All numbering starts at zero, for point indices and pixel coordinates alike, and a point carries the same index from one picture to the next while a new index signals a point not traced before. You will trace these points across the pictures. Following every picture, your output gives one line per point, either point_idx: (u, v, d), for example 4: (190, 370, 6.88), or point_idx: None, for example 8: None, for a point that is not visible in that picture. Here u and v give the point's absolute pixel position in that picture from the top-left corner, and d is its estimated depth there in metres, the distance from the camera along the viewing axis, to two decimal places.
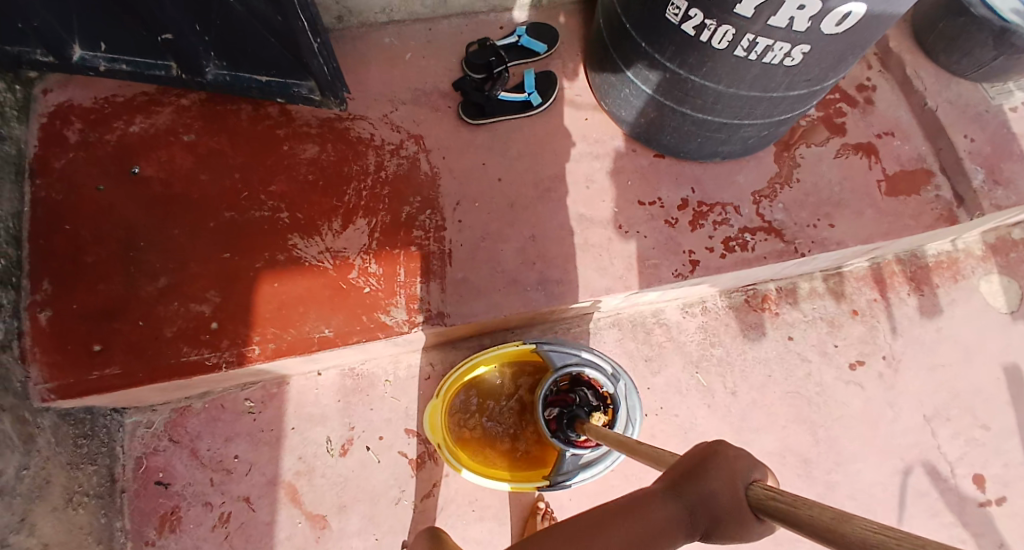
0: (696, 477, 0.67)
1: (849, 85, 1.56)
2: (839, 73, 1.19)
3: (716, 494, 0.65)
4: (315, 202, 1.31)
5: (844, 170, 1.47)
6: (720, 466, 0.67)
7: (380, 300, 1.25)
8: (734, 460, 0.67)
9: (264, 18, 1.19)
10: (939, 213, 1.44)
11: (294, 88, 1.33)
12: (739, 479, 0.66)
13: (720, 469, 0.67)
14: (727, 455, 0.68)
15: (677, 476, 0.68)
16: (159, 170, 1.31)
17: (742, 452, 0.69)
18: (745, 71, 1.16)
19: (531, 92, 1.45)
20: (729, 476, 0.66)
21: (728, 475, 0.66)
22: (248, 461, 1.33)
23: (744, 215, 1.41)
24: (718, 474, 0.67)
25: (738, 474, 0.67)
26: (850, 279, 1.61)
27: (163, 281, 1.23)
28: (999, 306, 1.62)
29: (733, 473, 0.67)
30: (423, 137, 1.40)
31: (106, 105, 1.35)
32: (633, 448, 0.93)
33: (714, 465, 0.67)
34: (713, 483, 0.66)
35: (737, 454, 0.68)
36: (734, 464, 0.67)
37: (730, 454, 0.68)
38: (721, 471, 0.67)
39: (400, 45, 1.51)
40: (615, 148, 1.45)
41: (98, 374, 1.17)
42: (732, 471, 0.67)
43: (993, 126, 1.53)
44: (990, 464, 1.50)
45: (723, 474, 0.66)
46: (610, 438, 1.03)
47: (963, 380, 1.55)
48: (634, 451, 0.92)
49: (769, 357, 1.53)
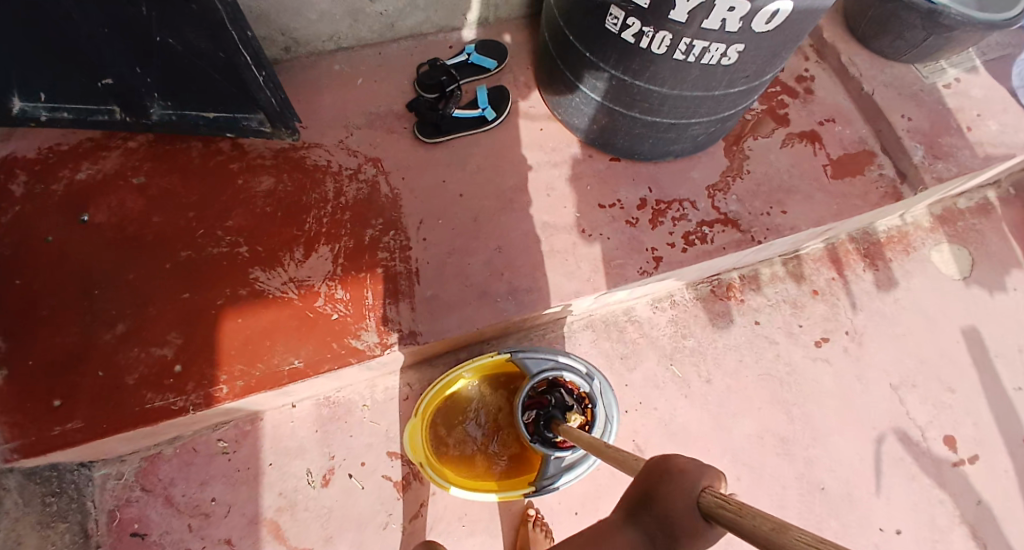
0: (650, 502, 0.69)
1: (788, 77, 1.62)
2: (774, 68, 1.23)
3: (677, 511, 0.67)
4: (275, 233, 1.30)
5: (792, 156, 1.52)
6: (674, 482, 0.68)
7: (350, 325, 1.24)
8: (687, 474, 0.68)
9: (206, 56, 1.18)
10: (885, 190, 1.50)
11: (243, 122, 1.32)
12: (691, 491, 0.67)
13: (672, 487, 0.68)
14: (674, 471, 0.69)
15: (635, 501, 0.71)
16: (110, 216, 1.28)
17: (688, 462, 0.70)
18: (686, 73, 1.20)
19: (485, 107, 1.47)
20: (681, 494, 0.68)
21: (682, 491, 0.68)
22: (225, 503, 1.31)
23: (700, 209, 1.44)
24: (671, 493, 0.68)
25: (688, 489, 0.68)
26: (807, 261, 1.66)
27: (121, 327, 1.21)
28: (953, 274, 1.68)
29: (684, 490, 0.68)
30: (380, 159, 1.41)
31: (50, 154, 1.32)
32: (601, 450, 0.95)
33: (666, 487, 0.69)
34: (668, 505, 0.68)
35: (684, 469, 0.69)
36: (681, 480, 0.68)
37: (678, 467, 0.69)
38: (674, 487, 0.68)
39: (351, 71, 1.51)
40: (572, 155, 1.47)
41: (60, 429, 1.14)
42: (687, 485, 0.68)
43: (929, 104, 1.59)
44: (961, 425, 1.55)
45: (677, 493, 0.68)
46: (582, 439, 1.05)
47: (926, 347, 1.61)
48: (602, 454, 0.94)
49: (739, 343, 1.57)
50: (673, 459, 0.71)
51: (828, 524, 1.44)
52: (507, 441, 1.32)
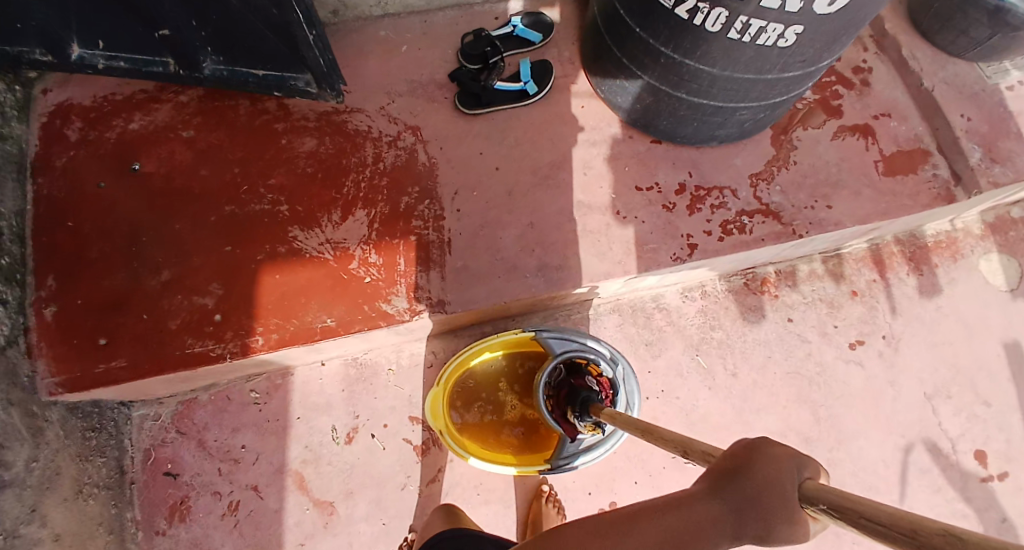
0: (738, 477, 0.67)
1: (844, 68, 1.56)
2: (832, 54, 1.19)
3: (774, 490, 0.65)
4: (314, 194, 1.32)
5: (841, 151, 1.48)
6: (771, 462, 0.66)
7: (381, 289, 1.26)
8: (788, 457, 0.66)
9: (260, 12, 1.19)
10: (937, 193, 1.45)
11: (291, 81, 1.33)
12: (791, 472, 0.65)
13: (767, 466, 0.66)
14: (773, 450, 0.67)
15: (721, 475, 0.69)
16: (160, 166, 1.32)
17: (792, 450, 0.67)
18: (739, 53, 1.17)
19: (527, 81, 1.46)
20: (782, 479, 0.65)
21: (778, 472, 0.65)
22: (255, 451, 1.35)
23: (741, 197, 1.42)
24: (766, 473, 0.66)
25: (789, 473, 0.65)
26: (848, 261, 1.62)
27: (166, 275, 1.25)
28: (998, 284, 1.62)
29: (782, 471, 0.65)
30: (419, 127, 1.42)
31: (105, 103, 1.36)
32: (658, 434, 0.92)
33: (761, 467, 0.66)
34: (760, 484, 0.65)
35: (785, 454, 0.66)
36: (786, 459, 0.66)
37: (767, 461, 0.66)
38: (772, 466, 0.66)
39: (396, 38, 1.52)
40: (612, 135, 1.46)
41: (104, 367, 1.19)
42: (786, 467, 0.65)
43: (990, 104, 1.53)
44: (993, 440, 1.51)
45: (774, 471, 0.65)
46: (623, 421, 1.03)
47: (964, 358, 1.56)
48: (658, 438, 0.90)
49: (770, 339, 1.54)
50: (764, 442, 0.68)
51: None
52: (529, 416, 1.34)
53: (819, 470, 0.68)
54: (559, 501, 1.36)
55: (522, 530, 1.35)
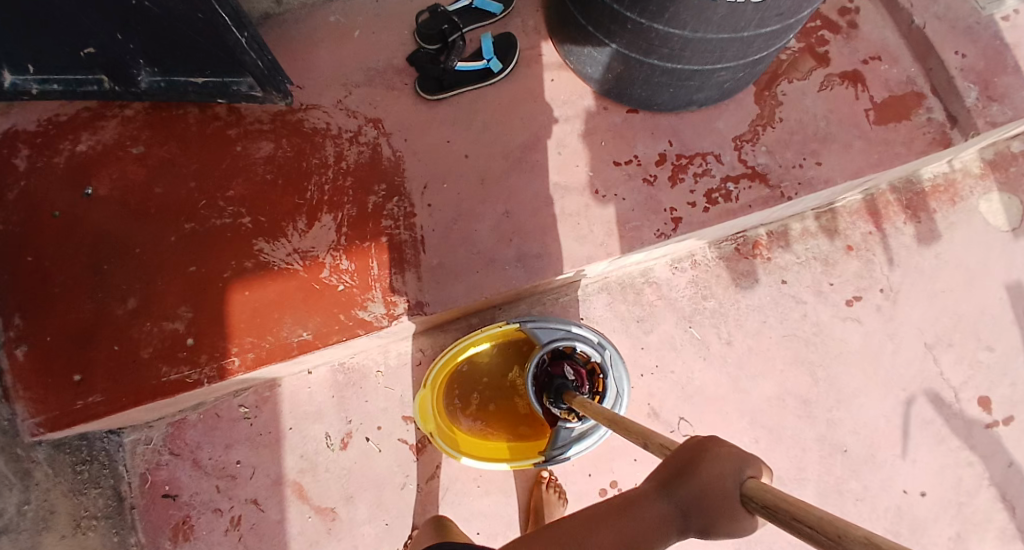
0: (686, 476, 0.72)
1: (830, 10, 1.46)
2: (812, 4, 1.09)
3: (715, 488, 0.70)
4: (277, 202, 1.26)
5: (829, 102, 1.39)
6: (715, 461, 0.71)
7: (356, 296, 1.22)
8: (731, 456, 0.71)
9: (185, 18, 1.11)
10: (932, 137, 1.36)
11: (234, 87, 1.26)
12: (732, 473, 0.70)
13: (712, 466, 0.71)
14: (718, 451, 0.71)
15: (670, 474, 0.74)
16: (114, 189, 1.26)
17: (737, 449, 0.72)
18: (710, 13, 1.07)
19: (490, 58, 1.37)
20: (724, 478, 0.70)
21: (720, 472, 0.70)
22: (250, 465, 1.35)
23: (724, 162, 1.35)
24: (710, 473, 0.71)
25: (730, 472, 0.70)
26: (842, 215, 1.55)
27: (133, 302, 1.21)
28: (1000, 225, 1.56)
29: (724, 471, 0.70)
30: (381, 119, 1.34)
31: (50, 126, 1.28)
32: (621, 425, 0.95)
33: (707, 467, 0.71)
34: (704, 483, 0.70)
35: (728, 453, 0.71)
36: (729, 460, 0.71)
37: (712, 462, 0.71)
38: (715, 466, 0.71)
39: (347, 22, 1.42)
40: (585, 108, 1.38)
41: (83, 403, 1.16)
42: (728, 467, 0.70)
43: (987, 37, 1.43)
44: (997, 386, 1.48)
45: (716, 470, 0.70)
46: (596, 411, 1.04)
47: (965, 305, 1.52)
48: (620, 427, 0.95)
49: (764, 303, 1.50)
50: (713, 441, 0.73)
51: (849, 486, 1.43)
52: (520, 408, 1.32)
53: (762, 468, 0.73)
54: (560, 485, 1.36)
55: (524, 517, 1.35)
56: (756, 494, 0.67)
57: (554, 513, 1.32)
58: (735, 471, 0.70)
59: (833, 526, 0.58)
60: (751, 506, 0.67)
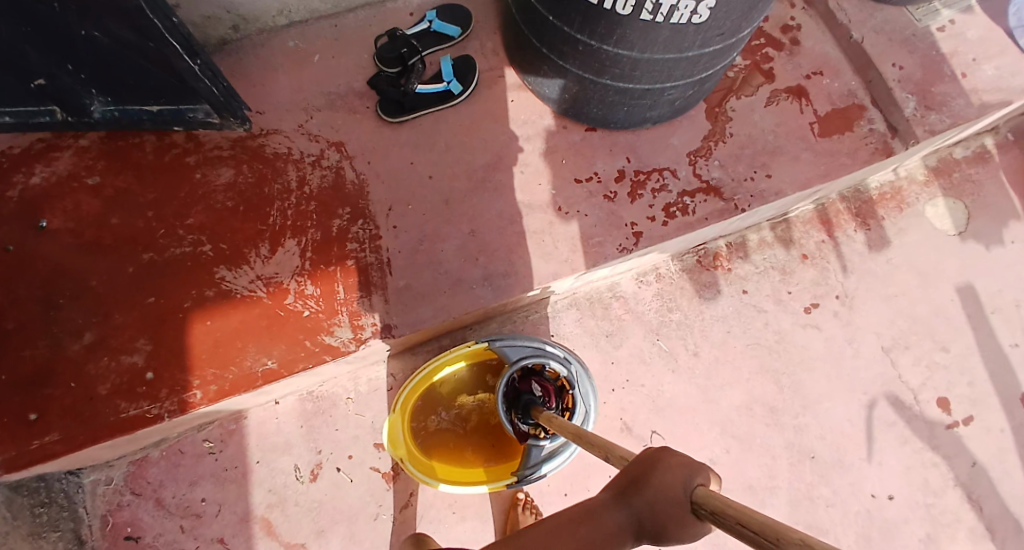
0: (640, 486, 0.74)
1: (773, 29, 1.53)
2: (751, 23, 1.15)
3: (666, 498, 0.72)
4: (238, 229, 1.24)
5: (778, 116, 1.44)
6: (666, 471, 0.73)
7: (322, 321, 1.20)
8: (682, 465, 0.73)
9: (134, 46, 1.10)
10: (876, 147, 1.43)
11: (189, 113, 1.26)
12: (683, 482, 0.72)
13: (664, 477, 0.73)
14: (670, 461, 0.74)
15: (625, 484, 0.76)
16: (68, 221, 1.22)
17: (686, 458, 0.74)
18: (655, 35, 1.11)
19: (450, 80, 1.39)
20: (675, 486, 0.72)
21: (671, 483, 0.72)
22: (216, 502, 1.30)
23: (681, 177, 1.38)
24: (663, 482, 0.73)
25: (680, 482, 0.72)
26: (797, 225, 1.60)
27: (89, 336, 1.17)
28: (946, 228, 1.63)
29: (676, 480, 0.72)
30: (343, 143, 1.34)
31: (1, 158, 1.25)
32: (587, 441, 0.95)
33: (659, 477, 0.73)
34: (658, 494, 0.72)
35: (678, 463, 0.73)
36: (680, 469, 0.73)
37: (665, 470, 0.73)
38: (666, 475, 0.73)
39: (306, 47, 1.43)
40: (545, 127, 1.40)
41: (39, 442, 1.11)
42: (679, 476, 0.73)
43: (922, 49, 1.51)
44: (954, 385, 1.53)
45: (668, 480, 0.72)
46: (565, 429, 1.04)
47: (920, 306, 1.57)
48: (585, 442, 0.95)
49: (727, 314, 1.53)
50: (665, 452, 0.75)
51: (820, 492, 1.44)
52: (492, 430, 1.31)
53: (710, 476, 0.75)
54: (537, 507, 1.34)
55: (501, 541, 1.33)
56: (705, 501, 0.69)
57: None
58: (687, 480, 0.72)
59: (772, 529, 0.61)
60: (701, 513, 0.70)
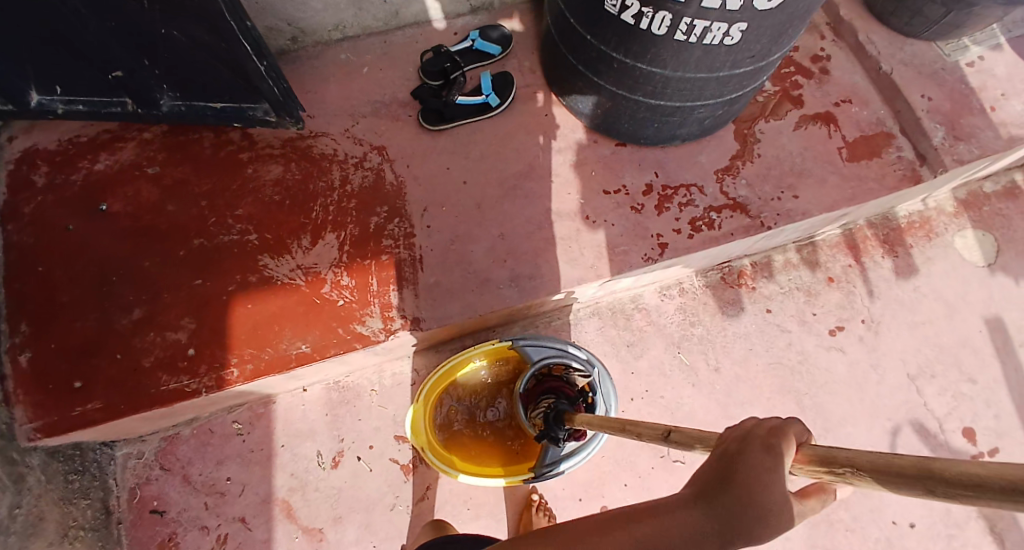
0: (729, 477, 0.63)
1: (803, 58, 1.58)
2: (781, 48, 1.20)
3: (765, 490, 0.62)
4: (283, 221, 1.33)
5: (804, 140, 1.48)
6: (756, 456, 0.63)
7: (355, 311, 1.27)
8: (775, 447, 0.63)
9: (208, 47, 1.20)
10: (903, 173, 1.45)
11: (250, 112, 1.35)
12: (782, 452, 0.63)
13: (757, 456, 0.63)
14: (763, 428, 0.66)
15: (709, 480, 0.64)
16: (126, 206, 1.32)
17: (777, 424, 0.66)
18: (688, 55, 1.17)
19: (489, 94, 1.46)
20: (769, 467, 0.62)
21: (768, 467, 0.62)
22: (240, 483, 1.35)
23: (708, 194, 1.42)
24: (755, 466, 0.63)
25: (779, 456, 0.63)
26: (823, 248, 1.62)
27: (138, 313, 1.25)
28: (975, 260, 1.63)
29: (772, 455, 0.63)
30: (385, 147, 1.42)
31: (71, 146, 1.36)
32: (633, 428, 0.94)
33: (751, 458, 0.63)
34: (748, 478, 0.62)
35: (771, 430, 0.65)
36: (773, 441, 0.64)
37: (758, 445, 0.64)
38: (758, 461, 0.63)
39: (356, 60, 1.53)
40: (577, 141, 1.47)
41: (80, 410, 1.18)
42: (775, 460, 0.63)
43: (950, 82, 1.54)
44: (980, 416, 1.51)
45: (762, 459, 0.63)
46: (595, 422, 1.05)
47: (947, 335, 1.57)
48: (633, 431, 0.93)
49: (750, 331, 1.55)
50: (753, 426, 0.67)
51: (838, 516, 1.43)
52: (512, 427, 1.34)
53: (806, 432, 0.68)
54: (550, 509, 1.36)
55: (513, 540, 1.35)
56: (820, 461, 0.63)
57: None
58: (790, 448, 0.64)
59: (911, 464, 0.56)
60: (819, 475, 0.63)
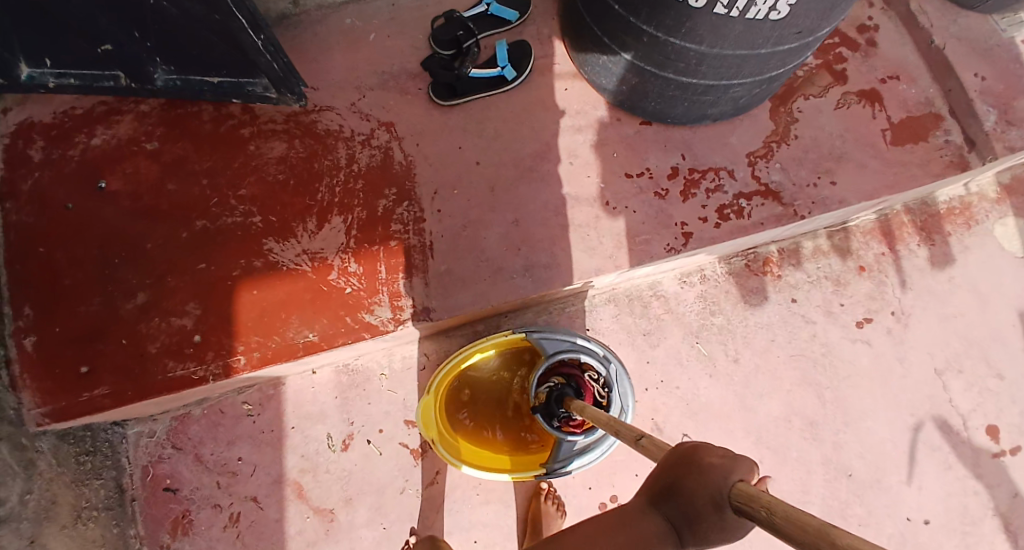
0: (674, 492, 0.74)
1: (848, 27, 1.45)
2: (831, 22, 1.08)
3: (704, 502, 0.71)
4: (288, 203, 1.27)
5: (846, 120, 1.38)
6: (693, 478, 0.73)
7: (363, 299, 1.22)
8: (708, 471, 0.72)
9: (201, 19, 1.11)
10: (950, 159, 1.35)
11: (249, 87, 1.27)
12: (720, 479, 0.71)
13: (696, 479, 0.72)
14: (703, 460, 0.73)
15: (659, 490, 0.77)
16: (126, 184, 1.27)
17: (718, 457, 0.73)
18: (727, 29, 1.07)
19: (504, 66, 1.37)
20: (708, 484, 0.71)
21: (704, 485, 0.72)
22: (252, 463, 1.35)
23: (738, 179, 1.34)
24: (694, 486, 0.72)
25: (718, 480, 0.71)
26: (855, 235, 1.54)
27: (141, 298, 1.21)
28: (1015, 250, 1.54)
29: (709, 478, 0.72)
30: (393, 123, 1.34)
31: (67, 119, 1.30)
32: (613, 425, 0.99)
33: (691, 479, 0.73)
34: (689, 495, 0.73)
35: (711, 463, 0.72)
36: (711, 468, 0.72)
37: (695, 469, 0.73)
38: (695, 481, 0.72)
39: (363, 25, 1.43)
40: (598, 119, 1.37)
41: (88, 395, 1.17)
42: (709, 480, 0.72)
43: (1006, 59, 1.42)
44: (1006, 414, 1.46)
45: (700, 481, 0.72)
46: (588, 412, 1.08)
47: (979, 329, 1.50)
48: (613, 427, 0.98)
49: (772, 322, 1.49)
50: (696, 449, 0.75)
51: (852, 511, 1.41)
52: (525, 421, 1.31)
53: (751, 469, 0.73)
54: (559, 499, 1.35)
55: (523, 527, 1.34)
56: (741, 498, 0.68)
57: (552, 525, 1.31)
58: (724, 478, 0.71)
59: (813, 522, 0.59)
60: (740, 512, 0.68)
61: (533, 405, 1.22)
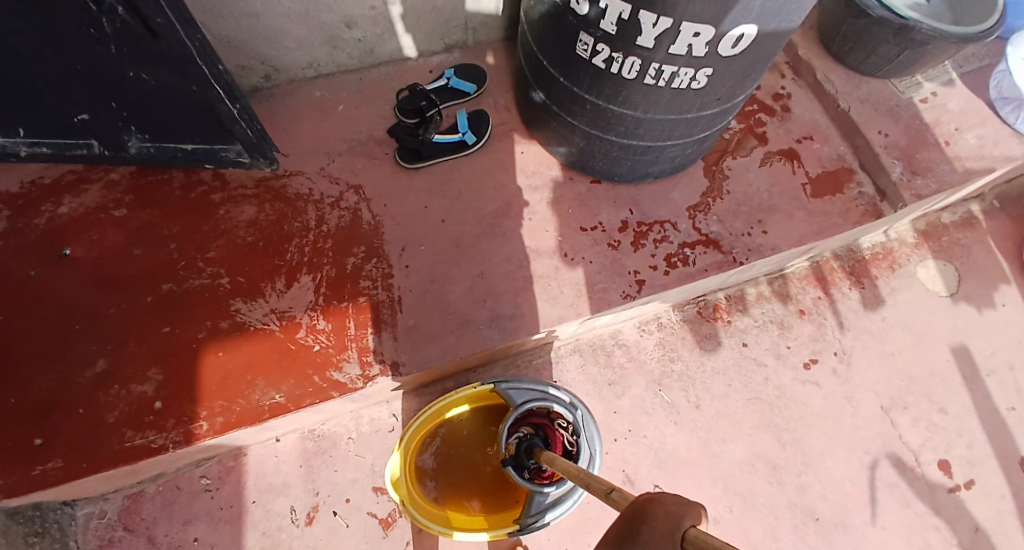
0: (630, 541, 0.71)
1: (766, 96, 1.64)
2: (747, 90, 1.23)
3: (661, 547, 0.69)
4: (256, 263, 1.29)
5: (772, 177, 1.52)
6: (651, 523, 0.71)
7: (332, 356, 1.23)
8: (665, 515, 0.71)
9: (178, 90, 1.17)
10: (865, 209, 1.50)
11: (221, 153, 1.33)
12: (676, 524, 0.70)
13: (654, 524, 0.71)
14: (658, 507, 0.72)
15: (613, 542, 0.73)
16: (91, 250, 1.26)
17: (672, 503, 0.73)
18: (657, 97, 1.20)
19: (465, 132, 1.46)
20: (665, 527, 0.70)
21: (661, 529, 0.70)
22: (208, 544, 1.27)
23: (682, 231, 1.44)
24: (652, 530, 0.71)
25: (673, 525, 0.70)
26: (793, 281, 1.66)
27: (101, 365, 1.18)
28: (938, 290, 1.68)
29: (666, 523, 0.70)
30: (362, 186, 1.40)
31: (32, 189, 1.31)
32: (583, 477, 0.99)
33: (647, 524, 0.71)
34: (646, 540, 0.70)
35: (665, 510, 0.72)
36: (668, 514, 0.71)
37: (653, 515, 0.72)
38: (652, 526, 0.71)
39: (331, 97, 1.51)
40: (553, 178, 1.47)
41: (40, 468, 1.11)
42: (666, 524, 0.71)
43: (907, 119, 1.61)
44: (953, 448, 1.54)
45: (657, 526, 0.71)
46: (557, 461, 1.09)
47: (916, 364, 1.61)
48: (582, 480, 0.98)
49: (727, 366, 1.56)
50: (654, 497, 0.74)
51: None
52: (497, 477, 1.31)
53: (702, 517, 0.73)
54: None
55: None
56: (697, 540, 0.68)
57: None
58: (679, 522, 0.70)
59: None
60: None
61: (504, 458, 1.21)
